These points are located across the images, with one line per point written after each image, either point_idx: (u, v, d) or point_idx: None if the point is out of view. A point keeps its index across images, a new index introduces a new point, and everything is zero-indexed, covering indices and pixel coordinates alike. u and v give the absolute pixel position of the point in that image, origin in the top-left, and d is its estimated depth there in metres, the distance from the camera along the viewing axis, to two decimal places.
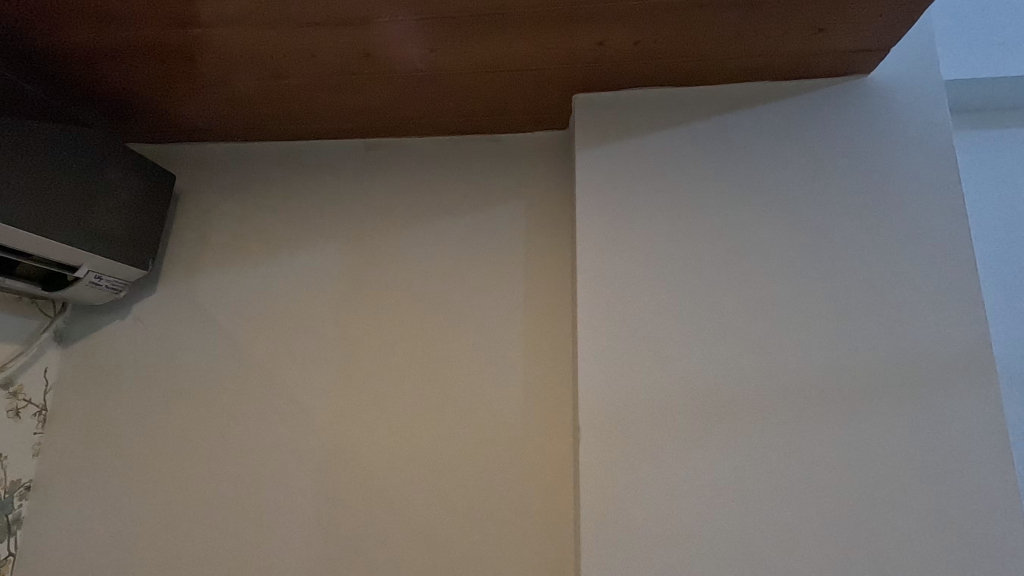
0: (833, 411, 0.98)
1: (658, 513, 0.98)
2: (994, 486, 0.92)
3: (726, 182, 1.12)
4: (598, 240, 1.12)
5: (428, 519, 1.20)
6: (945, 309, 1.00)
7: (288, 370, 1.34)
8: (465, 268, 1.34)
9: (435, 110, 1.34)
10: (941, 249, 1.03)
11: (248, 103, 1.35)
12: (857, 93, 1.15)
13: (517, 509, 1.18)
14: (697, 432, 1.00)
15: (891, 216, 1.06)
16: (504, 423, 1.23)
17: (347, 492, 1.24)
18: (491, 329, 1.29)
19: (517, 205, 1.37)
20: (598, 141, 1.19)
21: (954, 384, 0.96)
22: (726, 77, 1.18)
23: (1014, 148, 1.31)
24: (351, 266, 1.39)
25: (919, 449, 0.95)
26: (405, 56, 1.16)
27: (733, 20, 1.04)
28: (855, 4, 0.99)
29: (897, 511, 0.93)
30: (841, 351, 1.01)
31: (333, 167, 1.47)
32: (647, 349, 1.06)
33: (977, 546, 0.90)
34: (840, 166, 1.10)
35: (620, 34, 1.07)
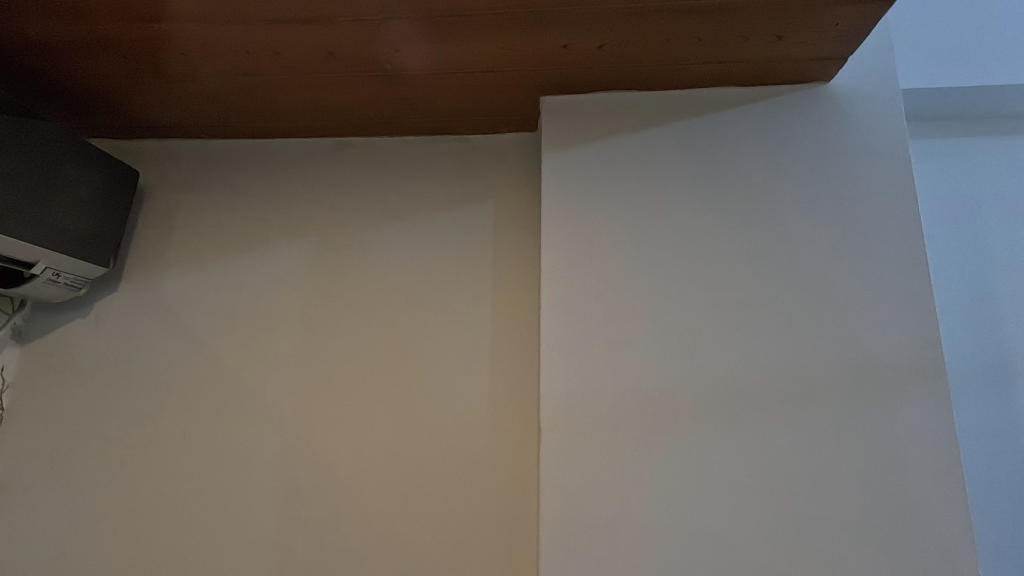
0: (788, 411, 1.01)
1: (618, 512, 0.99)
2: (939, 485, 0.95)
3: (687, 186, 1.15)
4: (562, 241, 1.14)
5: (393, 521, 1.20)
6: (895, 314, 1.03)
7: (253, 369, 1.33)
8: (433, 269, 1.34)
9: (404, 110, 1.34)
10: (893, 255, 1.06)
11: (214, 100, 1.33)
12: (817, 100, 1.18)
13: (482, 510, 1.18)
14: (656, 432, 1.02)
15: (848, 221, 1.09)
16: (470, 424, 1.23)
17: (311, 493, 1.23)
18: (458, 329, 1.30)
19: (485, 206, 1.37)
20: (563, 144, 1.20)
21: (902, 386, 1.00)
22: (690, 82, 1.20)
23: (967, 158, 1.36)
24: (318, 265, 1.38)
25: (870, 449, 0.98)
26: (371, 56, 1.16)
27: (694, 26, 1.06)
28: (811, 12, 1.02)
29: (849, 509, 0.95)
30: (795, 353, 1.03)
31: (302, 165, 1.46)
32: (609, 349, 1.07)
33: (924, 542, 0.93)
34: (798, 172, 1.13)
35: (585, 37, 1.09)
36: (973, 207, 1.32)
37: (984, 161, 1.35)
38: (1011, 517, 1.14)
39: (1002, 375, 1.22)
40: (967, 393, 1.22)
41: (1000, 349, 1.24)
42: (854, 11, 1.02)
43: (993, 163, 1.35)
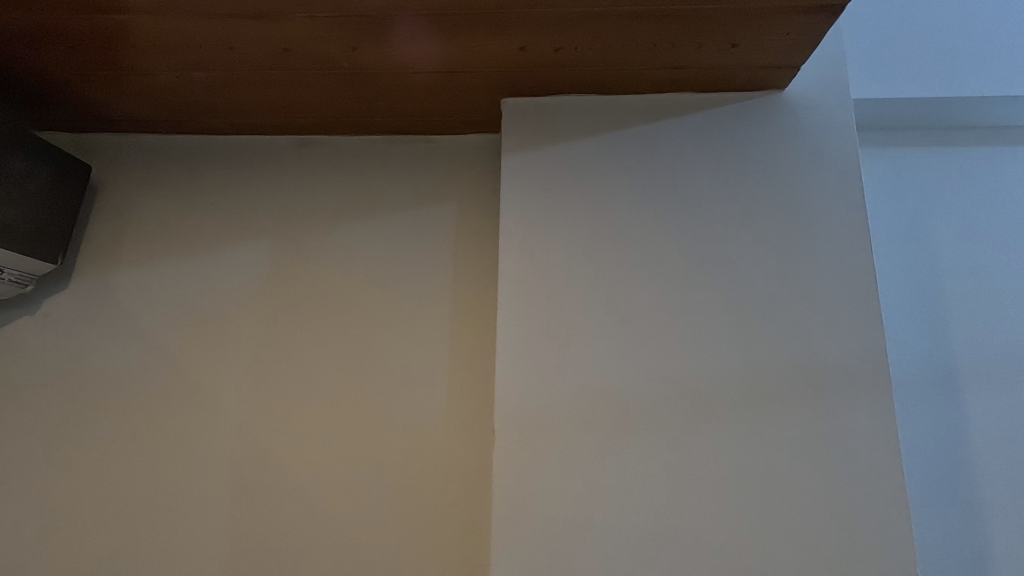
0: (737, 414, 1.02)
1: (570, 513, 0.99)
2: (883, 487, 0.97)
3: (643, 191, 1.15)
4: (519, 243, 1.14)
5: (347, 523, 1.18)
6: (843, 320, 1.05)
7: (207, 369, 1.30)
8: (394, 270, 1.33)
9: (364, 109, 1.33)
10: (842, 260, 1.08)
11: (169, 94, 1.31)
12: (771, 107, 1.20)
13: (437, 512, 1.18)
14: (608, 434, 1.03)
15: (799, 227, 1.11)
16: (427, 424, 1.23)
17: (263, 495, 1.21)
18: (417, 329, 1.29)
19: (447, 207, 1.37)
20: (522, 146, 1.20)
21: (848, 390, 1.02)
22: (649, 87, 1.21)
23: (918, 168, 1.39)
24: (277, 264, 1.36)
25: (816, 452, 0.99)
26: (327, 54, 1.14)
27: (649, 31, 1.07)
28: (762, 21, 1.04)
29: (796, 511, 0.96)
30: (743, 358, 1.05)
31: (261, 163, 1.44)
32: (563, 351, 1.07)
33: (867, 544, 0.94)
34: (752, 179, 1.15)
35: (543, 39, 1.09)
36: (923, 215, 1.36)
37: (933, 170, 1.39)
38: (953, 518, 1.18)
39: (947, 380, 1.25)
40: (914, 395, 1.25)
41: (945, 354, 1.27)
42: (804, 20, 1.04)
43: (942, 173, 1.39)
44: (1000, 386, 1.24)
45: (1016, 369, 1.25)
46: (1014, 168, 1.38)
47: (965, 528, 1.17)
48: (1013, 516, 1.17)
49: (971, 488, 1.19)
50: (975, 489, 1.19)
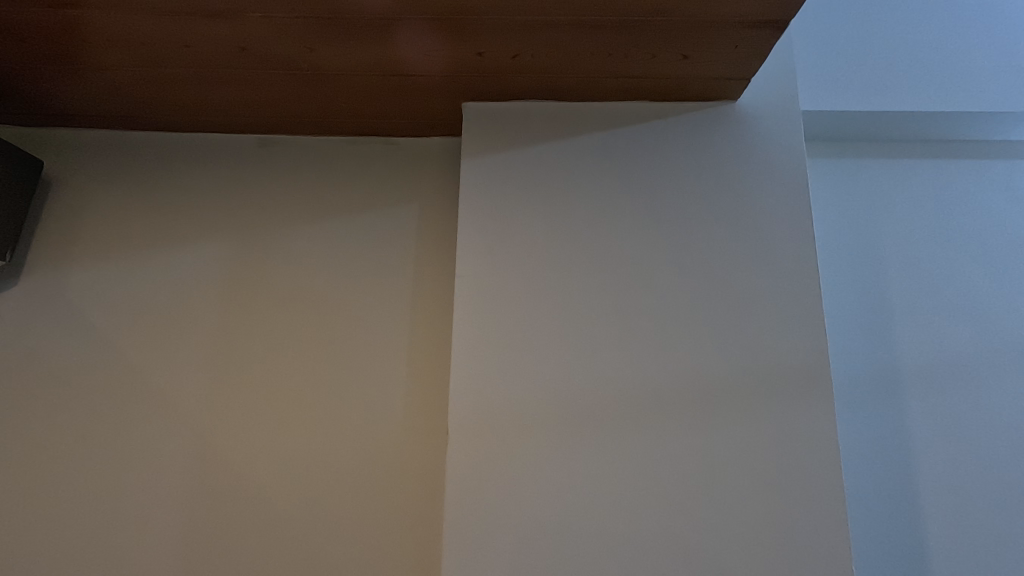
0: (684, 416, 1.05)
1: (520, 512, 1.01)
2: (823, 488, 1.00)
3: (599, 198, 1.18)
4: (475, 246, 1.15)
5: (300, 523, 1.18)
6: (786, 326, 1.09)
7: (161, 368, 1.29)
8: (354, 271, 1.33)
9: (324, 110, 1.33)
10: (789, 267, 1.12)
11: (125, 90, 1.29)
12: (724, 117, 1.23)
13: (391, 512, 1.18)
14: (559, 435, 1.05)
15: (748, 234, 1.14)
16: (384, 425, 1.23)
17: (215, 496, 1.20)
18: (376, 330, 1.29)
19: (407, 208, 1.38)
20: (481, 150, 1.22)
21: (792, 394, 1.05)
22: (605, 95, 1.24)
23: (867, 179, 1.45)
24: (235, 263, 1.35)
25: (759, 453, 1.02)
26: (285, 54, 1.14)
27: (603, 41, 1.09)
28: (711, 34, 1.07)
29: (738, 511, 0.99)
30: (691, 362, 1.07)
31: (221, 161, 1.43)
32: (516, 352, 1.09)
33: (804, 543, 0.98)
34: (705, 187, 1.18)
35: (500, 45, 1.10)
36: (870, 224, 1.41)
37: (881, 182, 1.44)
38: (893, 516, 1.23)
39: (890, 383, 1.30)
40: (859, 398, 1.30)
41: (887, 358, 1.32)
42: (751, 35, 1.08)
43: (888, 184, 1.44)
44: (939, 389, 1.30)
45: (953, 374, 1.31)
46: (956, 180, 1.45)
47: (902, 526, 1.22)
48: (945, 515, 1.23)
49: (908, 489, 1.24)
50: (912, 489, 1.24)
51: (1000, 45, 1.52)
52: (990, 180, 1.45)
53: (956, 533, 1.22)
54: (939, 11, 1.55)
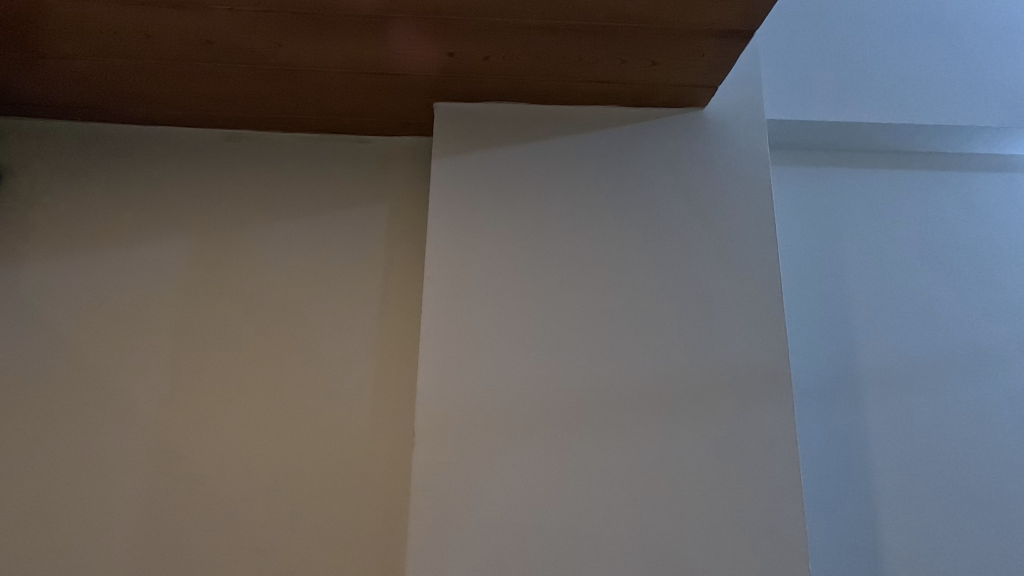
0: (648, 417, 1.06)
1: (485, 512, 1.01)
2: (781, 487, 1.03)
3: (568, 200, 1.19)
4: (444, 246, 1.15)
5: (262, 524, 1.16)
6: (749, 329, 1.11)
7: (118, 366, 1.25)
8: (322, 269, 1.32)
9: (293, 107, 1.31)
10: (752, 271, 1.14)
11: (83, 80, 1.25)
12: (692, 123, 1.25)
13: (355, 513, 1.17)
14: (524, 436, 1.05)
15: (713, 238, 1.16)
16: (349, 425, 1.22)
17: (175, 497, 1.18)
18: (343, 329, 1.28)
19: (377, 207, 1.36)
20: (451, 151, 1.21)
21: (754, 396, 1.07)
22: (576, 99, 1.24)
23: (829, 187, 1.49)
24: (198, 259, 1.32)
25: (721, 453, 1.04)
26: (251, 48, 1.12)
27: (572, 45, 1.10)
28: (679, 41, 1.09)
29: (699, 510, 1.01)
30: (656, 364, 1.09)
31: (186, 155, 1.40)
32: (483, 353, 1.09)
33: (763, 541, 1.00)
34: (672, 191, 1.19)
35: (471, 46, 1.10)
36: (832, 231, 1.45)
37: (843, 191, 1.49)
38: (849, 515, 1.26)
39: (849, 385, 1.35)
40: (820, 400, 1.33)
41: (846, 361, 1.36)
42: (718, 43, 1.10)
43: (850, 193, 1.49)
44: (895, 392, 1.35)
45: (908, 377, 1.36)
46: (913, 190, 1.50)
47: (857, 524, 1.26)
48: (898, 513, 1.27)
49: (864, 488, 1.28)
50: (868, 488, 1.28)
51: (965, 55, 1.54)
52: (945, 190, 1.51)
53: (909, 531, 1.26)
54: (908, 18, 1.56)
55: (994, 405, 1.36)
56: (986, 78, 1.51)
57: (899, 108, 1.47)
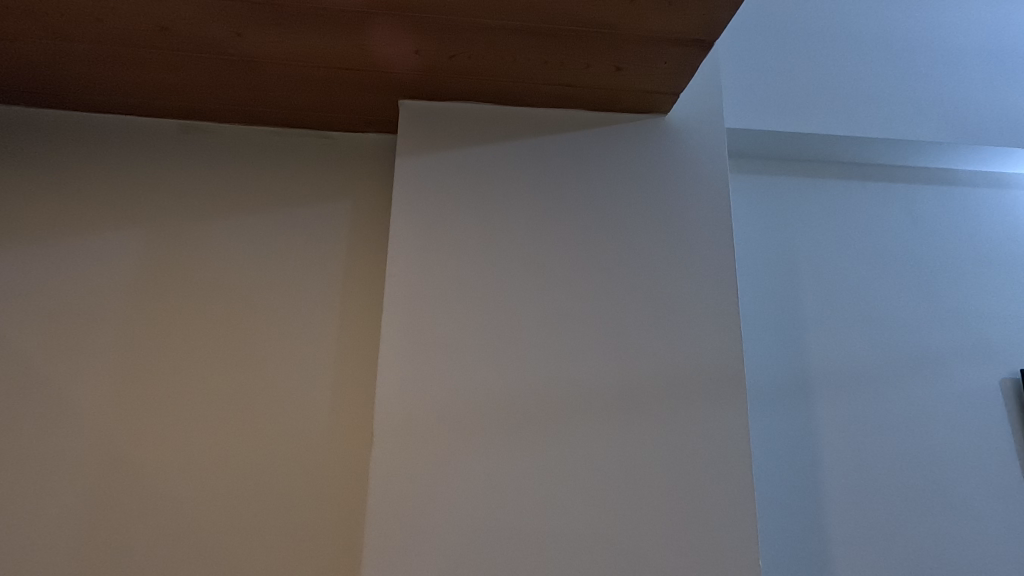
0: (606, 417, 1.07)
1: (443, 512, 1.01)
2: (735, 486, 1.05)
3: (532, 202, 1.19)
4: (406, 245, 1.14)
5: (214, 525, 1.13)
6: (705, 332, 1.13)
7: (62, 363, 1.20)
8: (281, 267, 1.29)
9: (252, 99, 1.28)
10: (709, 276, 1.17)
11: (28, 63, 1.19)
12: (654, 129, 1.27)
13: (311, 514, 1.15)
14: (484, 436, 1.05)
15: (672, 243, 1.18)
16: (307, 424, 1.20)
17: (122, 499, 1.13)
18: (302, 327, 1.26)
19: (339, 204, 1.35)
20: (415, 149, 1.21)
21: (710, 397, 1.10)
22: (540, 101, 1.25)
23: (785, 197, 1.54)
24: (151, 254, 1.28)
25: (676, 453, 1.06)
26: (208, 37, 1.09)
27: (537, 47, 1.11)
28: (642, 48, 1.11)
29: (655, 508, 1.03)
30: (615, 365, 1.10)
31: (139, 146, 1.35)
32: (444, 353, 1.09)
33: (716, 540, 1.02)
34: (633, 195, 1.21)
35: (435, 44, 1.10)
36: (787, 239, 1.50)
37: (798, 201, 1.54)
38: (801, 514, 1.30)
39: (802, 388, 1.39)
40: (774, 403, 1.37)
41: (799, 365, 1.40)
42: (679, 52, 1.12)
43: (804, 202, 1.54)
44: (844, 394, 1.40)
45: (856, 381, 1.41)
46: (863, 202, 1.56)
47: (807, 523, 1.30)
48: (844, 511, 1.32)
49: (813, 488, 1.32)
50: (817, 488, 1.33)
51: (918, 70, 1.57)
52: (893, 202, 1.57)
53: (857, 528, 1.31)
54: (863, 33, 1.60)
55: (934, 407, 1.42)
56: (938, 92, 1.55)
57: (856, 119, 1.49)
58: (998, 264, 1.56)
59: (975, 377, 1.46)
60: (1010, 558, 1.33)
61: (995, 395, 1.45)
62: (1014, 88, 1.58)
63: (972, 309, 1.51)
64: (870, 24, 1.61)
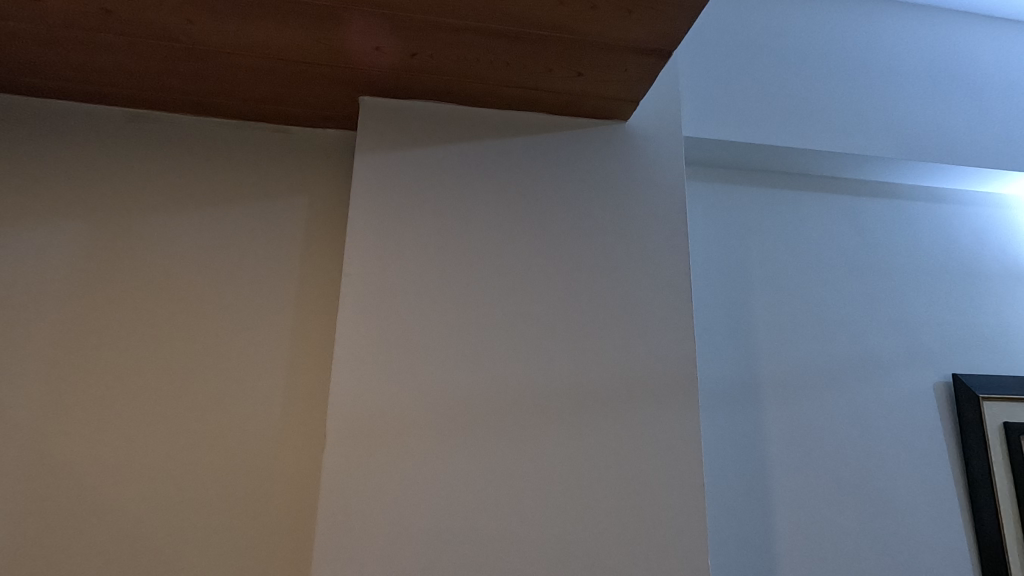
0: (563, 419, 1.08)
1: (395, 514, 1.00)
2: (685, 486, 1.07)
3: (492, 203, 1.19)
4: (364, 243, 1.12)
5: (155, 529, 1.09)
6: (661, 336, 1.15)
7: None
8: (232, 262, 1.25)
9: (205, 89, 1.24)
10: (665, 281, 1.19)
11: None
12: (614, 135, 1.29)
13: (259, 517, 1.12)
14: (439, 438, 1.04)
15: (630, 248, 1.20)
16: (256, 425, 1.17)
17: (55, 503, 1.08)
18: (253, 326, 1.22)
19: (295, 200, 1.32)
20: (375, 147, 1.19)
21: (663, 400, 1.12)
22: (502, 103, 1.26)
23: (739, 205, 1.58)
24: (93, 246, 1.23)
25: (630, 454, 1.08)
26: (158, 23, 1.05)
27: (499, 49, 1.11)
28: (603, 55, 1.13)
29: (608, 509, 1.04)
30: (572, 368, 1.11)
31: (82, 133, 1.29)
32: (400, 353, 1.08)
33: (667, 539, 1.04)
34: (593, 199, 1.23)
35: (396, 42, 1.09)
36: (741, 246, 1.54)
37: (751, 209, 1.59)
38: (749, 512, 1.34)
39: (751, 391, 1.43)
40: (725, 405, 1.41)
41: (749, 369, 1.45)
42: (639, 60, 1.14)
43: (757, 211, 1.59)
44: (792, 397, 1.45)
45: (803, 384, 1.47)
46: (813, 212, 1.62)
47: (754, 522, 1.34)
48: (790, 510, 1.36)
49: (761, 488, 1.37)
50: (764, 487, 1.37)
51: (864, 88, 1.63)
52: (841, 213, 1.64)
53: (800, 527, 1.36)
54: (816, 50, 1.66)
55: (875, 410, 1.49)
56: (882, 109, 1.62)
57: (806, 132, 1.55)
58: (935, 274, 1.64)
59: (912, 381, 1.53)
60: (939, 554, 1.40)
61: (929, 399, 1.53)
62: (952, 108, 1.66)
63: (910, 317, 1.58)
64: (822, 41, 1.68)
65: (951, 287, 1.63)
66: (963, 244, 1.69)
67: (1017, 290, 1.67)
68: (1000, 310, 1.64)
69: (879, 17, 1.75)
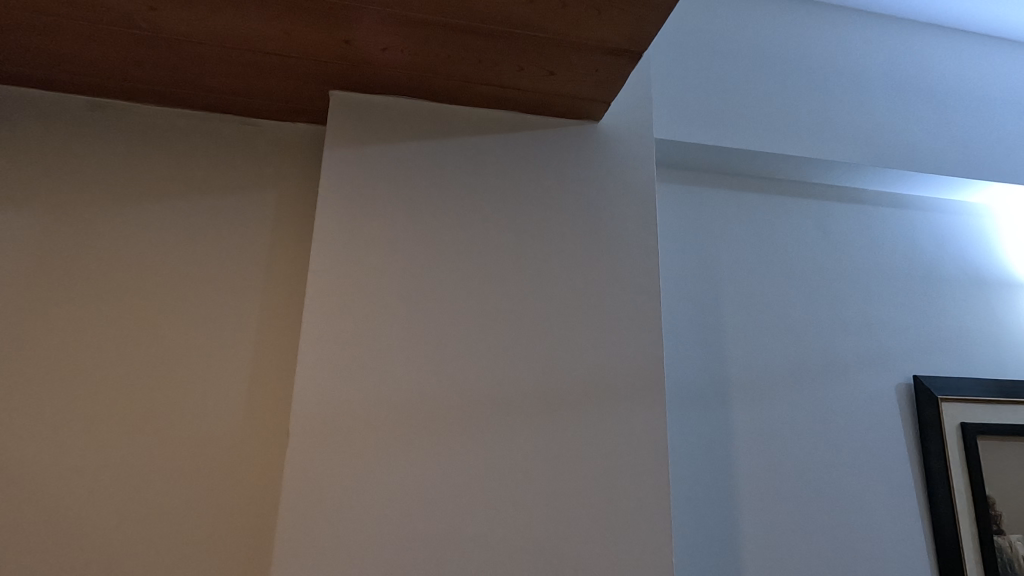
0: (531, 417, 1.08)
1: (360, 512, 0.99)
2: (651, 485, 1.08)
3: (463, 201, 1.19)
4: (332, 239, 1.11)
5: (113, 526, 1.07)
6: (629, 335, 1.16)
7: None
8: (197, 255, 1.23)
9: (171, 79, 1.21)
10: (633, 280, 1.20)
11: None
12: (586, 135, 1.29)
13: (220, 515, 1.10)
14: (405, 437, 1.03)
15: (599, 247, 1.21)
16: (220, 421, 1.14)
17: (6, 503, 1.05)
18: (219, 320, 1.20)
19: (262, 193, 1.29)
20: (345, 142, 1.18)
21: (630, 400, 1.12)
22: (473, 100, 1.25)
23: (709, 206, 1.60)
24: (52, 236, 1.19)
25: (597, 453, 1.08)
26: (120, 9, 1.02)
27: (471, 45, 1.10)
28: (574, 54, 1.13)
29: (575, 507, 1.05)
30: (539, 366, 1.11)
31: (42, 121, 1.25)
32: (367, 351, 1.06)
33: (632, 537, 1.05)
34: (564, 198, 1.23)
35: (366, 36, 1.08)
36: (710, 247, 1.56)
37: (720, 211, 1.61)
38: (716, 509, 1.36)
39: (719, 391, 1.45)
40: (693, 404, 1.43)
41: (716, 368, 1.47)
42: (610, 61, 1.14)
43: (726, 212, 1.61)
44: (758, 397, 1.47)
45: (769, 384, 1.49)
46: (781, 215, 1.65)
47: (720, 519, 1.36)
48: (754, 508, 1.38)
49: (727, 486, 1.38)
50: (731, 485, 1.39)
51: (831, 95, 1.67)
52: (808, 217, 1.67)
53: (764, 524, 1.38)
54: (785, 56, 1.69)
55: (838, 410, 1.52)
56: (849, 116, 1.65)
57: (774, 136, 1.58)
58: (897, 277, 1.68)
59: (874, 382, 1.57)
60: (898, 550, 1.44)
61: (891, 399, 1.56)
62: (916, 117, 1.71)
63: (873, 319, 1.62)
64: (792, 48, 1.71)
65: (913, 291, 1.68)
66: (925, 249, 1.73)
67: (975, 296, 1.72)
68: (960, 314, 1.69)
69: (848, 26, 1.79)
